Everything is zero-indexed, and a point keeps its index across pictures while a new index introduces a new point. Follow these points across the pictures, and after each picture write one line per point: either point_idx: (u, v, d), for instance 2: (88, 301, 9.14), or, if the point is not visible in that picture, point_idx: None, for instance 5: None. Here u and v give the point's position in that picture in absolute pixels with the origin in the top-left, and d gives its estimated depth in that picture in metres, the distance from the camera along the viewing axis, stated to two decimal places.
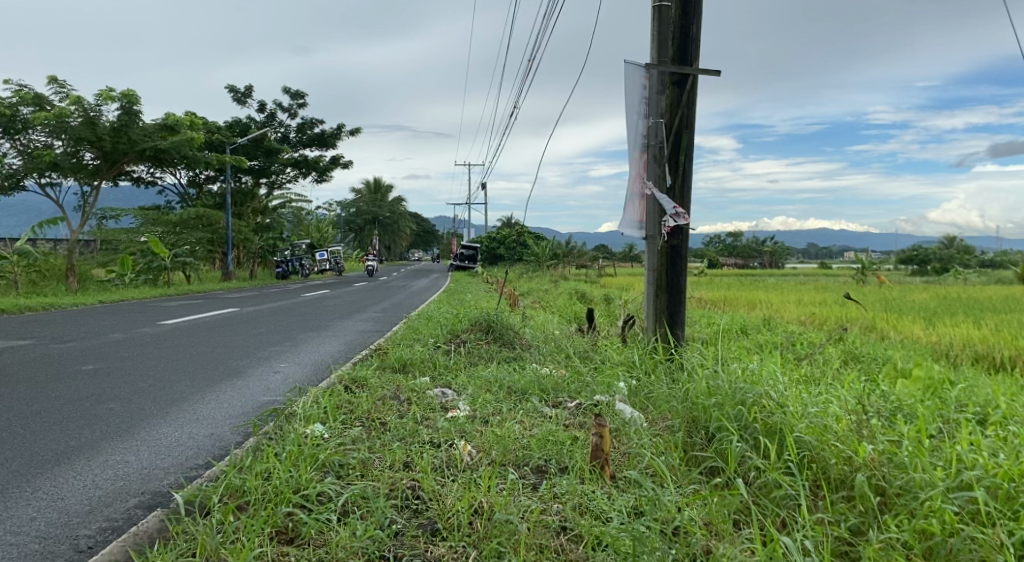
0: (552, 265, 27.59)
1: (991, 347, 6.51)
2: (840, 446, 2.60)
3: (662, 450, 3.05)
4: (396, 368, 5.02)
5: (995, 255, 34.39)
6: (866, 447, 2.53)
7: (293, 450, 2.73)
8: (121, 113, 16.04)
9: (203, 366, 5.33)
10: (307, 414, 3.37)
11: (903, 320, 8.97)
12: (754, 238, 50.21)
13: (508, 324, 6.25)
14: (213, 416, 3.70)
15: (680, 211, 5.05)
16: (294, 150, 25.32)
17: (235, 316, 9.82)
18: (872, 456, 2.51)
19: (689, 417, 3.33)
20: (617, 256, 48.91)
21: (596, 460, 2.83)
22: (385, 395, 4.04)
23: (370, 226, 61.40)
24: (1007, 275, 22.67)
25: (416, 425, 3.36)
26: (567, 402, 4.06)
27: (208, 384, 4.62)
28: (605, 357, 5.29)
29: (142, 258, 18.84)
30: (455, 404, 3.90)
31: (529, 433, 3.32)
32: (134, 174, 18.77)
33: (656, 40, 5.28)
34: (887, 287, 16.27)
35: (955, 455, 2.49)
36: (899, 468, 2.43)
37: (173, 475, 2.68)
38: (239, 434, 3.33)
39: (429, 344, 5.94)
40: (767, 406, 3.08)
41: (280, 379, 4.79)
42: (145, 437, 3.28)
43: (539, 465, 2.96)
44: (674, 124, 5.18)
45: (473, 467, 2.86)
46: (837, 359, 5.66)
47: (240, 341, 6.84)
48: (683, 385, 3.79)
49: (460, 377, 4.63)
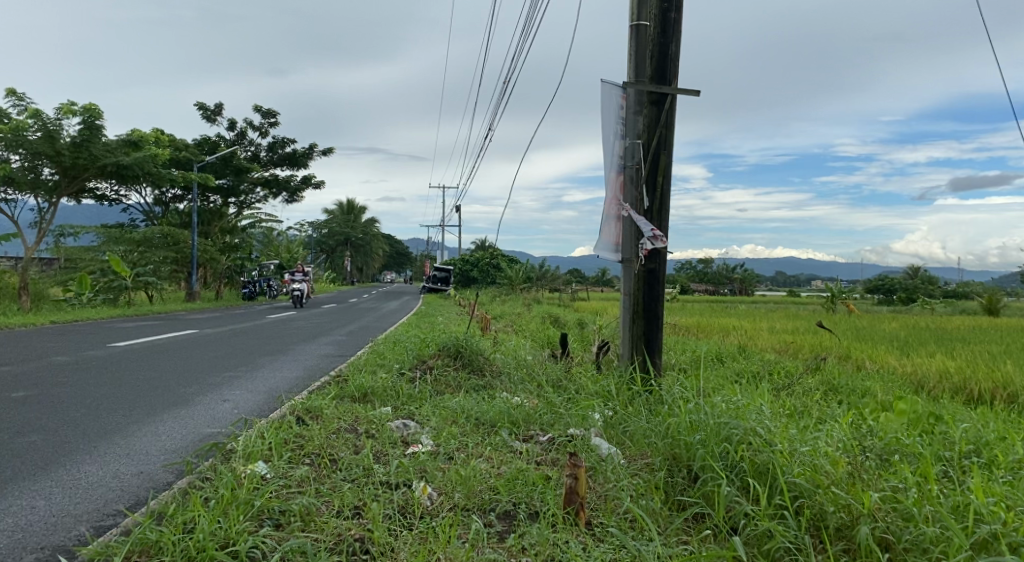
0: (525, 289, 27.40)
1: (967, 379, 6.38)
2: (838, 492, 2.36)
3: (642, 492, 2.79)
4: (356, 398, 4.67)
5: (957, 286, 35.09)
6: (869, 494, 2.29)
7: (225, 495, 2.40)
8: (82, 127, 15.52)
9: (147, 393, 4.92)
10: (249, 450, 3.03)
11: (877, 350, 8.85)
12: (725, 264, 50.51)
13: (478, 349, 5.96)
14: (145, 451, 3.33)
15: (657, 233, 4.85)
16: (265, 168, 24.91)
17: (193, 338, 9.38)
18: (875, 504, 2.26)
19: (669, 454, 3.07)
20: (589, 281, 48.95)
21: (570, 505, 2.54)
22: (341, 428, 3.72)
23: (341, 247, 60.65)
24: (971, 307, 23.09)
25: (371, 462, 3.05)
26: (539, 437, 3.78)
27: (148, 413, 4.24)
28: (579, 387, 5.01)
29: (102, 277, 18.02)
30: (417, 439, 3.58)
31: (497, 472, 3.02)
32: (98, 191, 18.19)
33: (633, 59, 5.11)
34: (858, 316, 16.36)
35: (966, 504, 2.26)
36: (908, 521, 2.19)
37: (82, 526, 2.34)
38: (172, 473, 2.97)
39: (394, 370, 5.61)
40: (753, 443, 2.83)
41: (228, 408, 4.41)
42: (61, 477, 2.90)
43: (506, 510, 2.67)
44: (652, 144, 5.02)
45: (433, 515, 2.54)
46: (817, 391, 5.45)
47: (193, 366, 6.42)
48: (661, 420, 3.53)
49: (424, 408, 4.32)
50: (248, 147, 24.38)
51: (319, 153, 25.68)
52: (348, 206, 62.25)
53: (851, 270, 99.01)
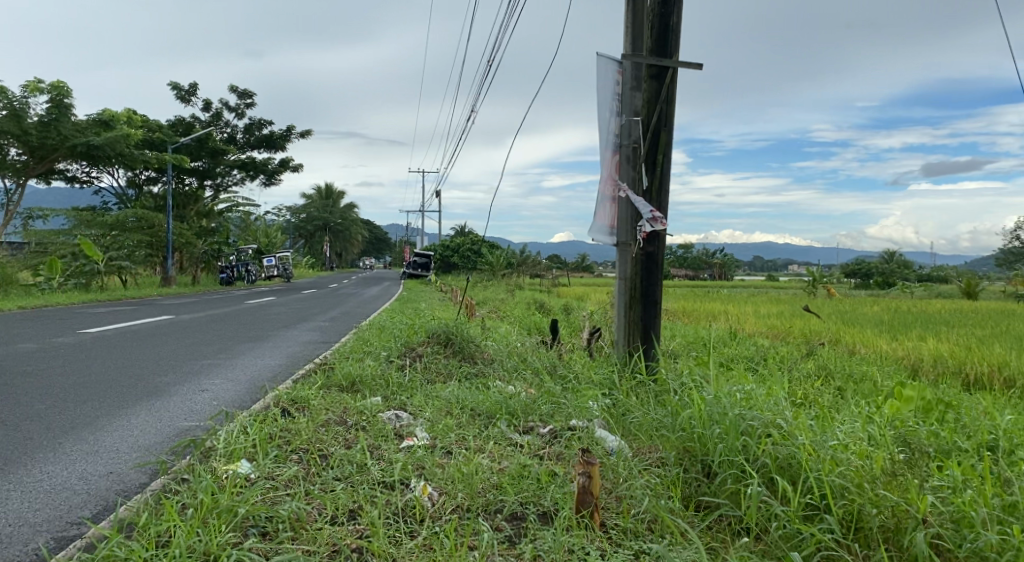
0: (507, 274, 27.20)
1: (963, 363, 6.29)
2: (886, 494, 2.20)
3: (660, 490, 2.60)
4: (343, 388, 4.42)
5: (931, 271, 35.62)
6: (923, 497, 2.13)
7: (204, 502, 2.16)
8: (50, 105, 14.95)
9: (118, 384, 4.60)
10: (229, 449, 2.77)
11: (867, 334, 8.75)
12: (704, 250, 50.79)
13: (468, 336, 5.73)
14: (116, 448, 3.06)
15: (657, 215, 4.61)
16: (241, 151, 24.31)
17: (167, 323, 8.99)
18: (929, 508, 2.11)
19: (681, 447, 2.88)
20: (570, 266, 48.86)
21: (583, 508, 2.33)
22: (329, 421, 3.47)
23: (319, 232, 59.72)
24: (949, 291, 23.40)
25: (364, 458, 2.82)
26: (539, 428, 3.56)
27: (120, 405, 3.96)
28: (576, 374, 4.83)
29: (73, 261, 17.44)
30: (411, 431, 3.35)
31: (499, 468, 2.81)
32: (68, 173, 17.55)
33: (630, 32, 4.82)
34: (841, 300, 16.41)
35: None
36: (965, 527, 2.07)
37: (43, 537, 2.09)
38: (144, 474, 2.71)
39: (381, 358, 5.35)
40: (775, 436, 2.65)
41: (206, 400, 4.13)
42: (20, 479, 2.63)
43: (514, 511, 2.45)
44: (652, 121, 4.78)
45: (436, 520, 2.32)
46: (815, 377, 5.30)
47: (168, 353, 6.07)
48: (669, 409, 3.33)
49: (416, 397, 4.09)
50: (224, 129, 23.79)
51: (296, 136, 25.08)
52: (328, 191, 61.42)
53: (828, 255, 100.17)
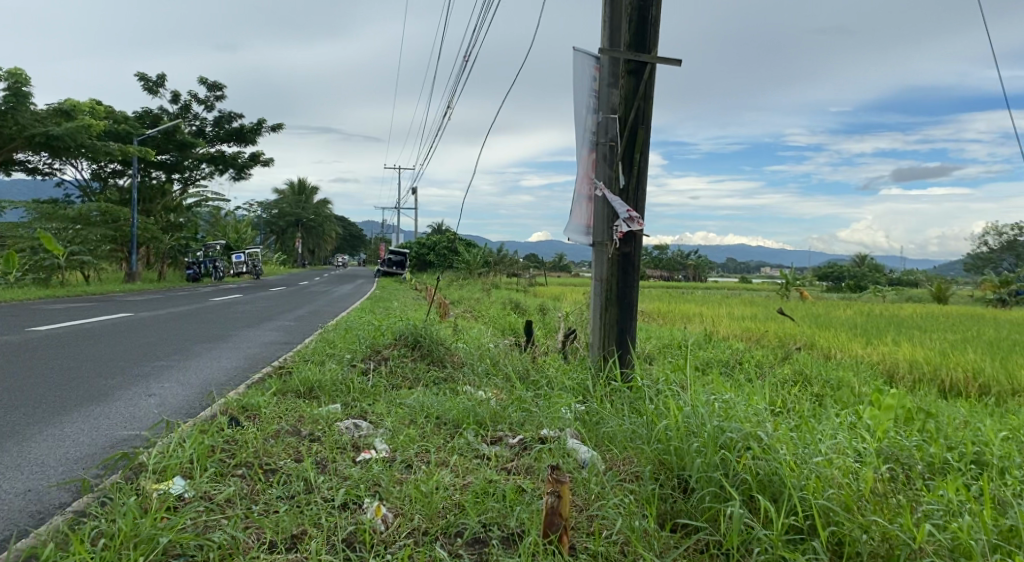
0: (483, 273, 26.92)
1: (937, 369, 6.22)
2: (882, 520, 2.04)
3: (635, 509, 2.40)
4: (301, 393, 4.16)
5: (900, 275, 36.05)
6: (919, 525, 1.99)
7: (121, 529, 1.93)
8: (8, 93, 14.28)
9: (57, 388, 4.28)
10: (162, 465, 2.52)
11: (842, 338, 8.69)
12: (679, 251, 50.96)
13: (438, 339, 5.49)
14: (39, 462, 2.78)
15: (633, 215, 4.42)
16: (210, 145, 23.72)
17: (125, 322, 8.59)
18: (925, 535, 1.97)
19: (657, 460, 2.69)
20: (546, 267, 48.67)
21: (551, 530, 2.11)
22: (281, 431, 3.22)
23: (291, 229, 58.84)
24: (920, 294, 23.63)
25: (312, 472, 2.59)
26: (507, 438, 3.35)
27: (57, 411, 3.67)
28: (548, 381, 4.63)
29: (32, 255, 16.84)
30: (370, 442, 3.12)
31: (461, 485, 2.60)
32: (29, 164, 16.93)
33: (607, 26, 4.60)
34: (814, 303, 16.40)
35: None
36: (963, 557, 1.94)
37: None
38: (66, 493, 2.45)
39: (344, 362, 5.09)
40: (755, 449, 2.46)
41: (152, 406, 3.85)
42: None
43: (476, 535, 2.24)
44: (629, 118, 4.56)
45: (388, 546, 2.10)
46: (792, 383, 5.18)
47: (116, 353, 5.73)
48: (645, 419, 3.15)
49: (379, 405, 3.85)
50: (192, 122, 23.21)
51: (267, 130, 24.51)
52: (301, 187, 61.04)
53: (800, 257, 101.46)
